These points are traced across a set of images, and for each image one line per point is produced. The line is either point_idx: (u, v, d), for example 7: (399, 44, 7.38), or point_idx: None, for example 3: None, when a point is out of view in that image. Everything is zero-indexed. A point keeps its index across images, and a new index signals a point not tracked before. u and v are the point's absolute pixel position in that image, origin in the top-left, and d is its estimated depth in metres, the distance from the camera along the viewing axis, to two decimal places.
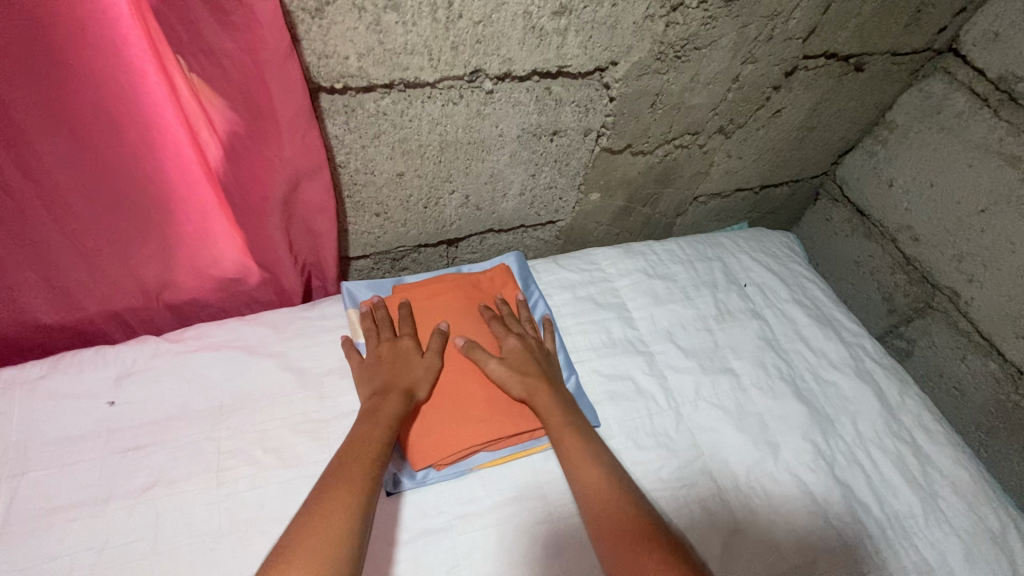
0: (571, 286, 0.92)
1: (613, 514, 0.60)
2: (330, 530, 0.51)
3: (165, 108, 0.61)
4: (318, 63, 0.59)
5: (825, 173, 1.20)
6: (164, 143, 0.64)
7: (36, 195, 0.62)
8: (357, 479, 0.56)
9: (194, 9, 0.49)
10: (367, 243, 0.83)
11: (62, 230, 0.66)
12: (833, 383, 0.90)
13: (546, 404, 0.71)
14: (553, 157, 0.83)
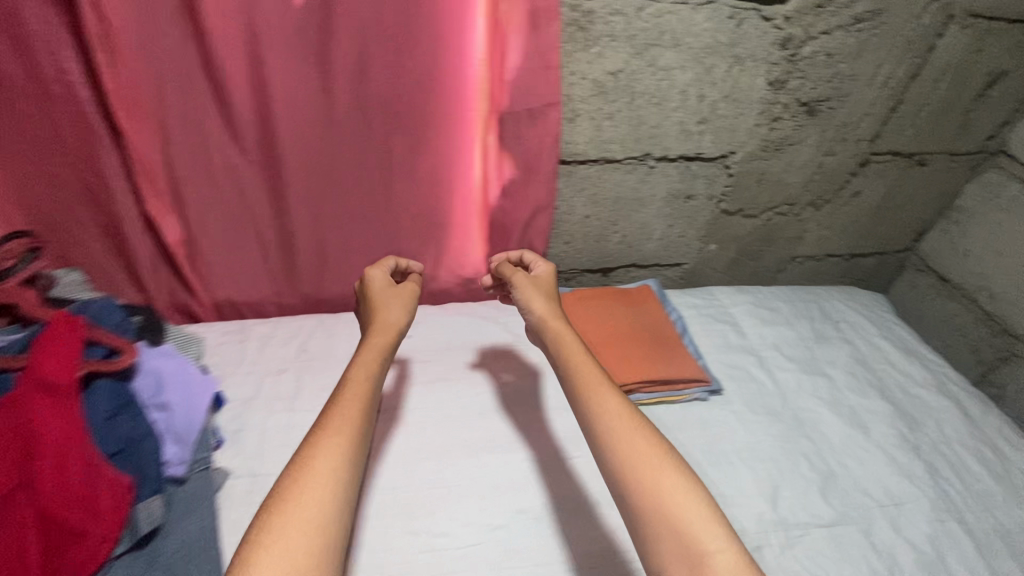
0: (697, 307, 1.25)
1: (617, 429, 0.65)
2: (323, 465, 0.58)
3: (470, 170, 1.10)
4: (564, 145, 1.04)
5: (909, 249, 1.46)
6: (461, 188, 1.12)
7: (389, 210, 1.14)
8: (351, 415, 0.63)
9: (520, 119, 0.97)
10: (554, 263, 1.24)
11: (395, 233, 1.17)
12: (918, 396, 1.11)
13: (554, 333, 0.77)
14: (687, 213, 1.22)
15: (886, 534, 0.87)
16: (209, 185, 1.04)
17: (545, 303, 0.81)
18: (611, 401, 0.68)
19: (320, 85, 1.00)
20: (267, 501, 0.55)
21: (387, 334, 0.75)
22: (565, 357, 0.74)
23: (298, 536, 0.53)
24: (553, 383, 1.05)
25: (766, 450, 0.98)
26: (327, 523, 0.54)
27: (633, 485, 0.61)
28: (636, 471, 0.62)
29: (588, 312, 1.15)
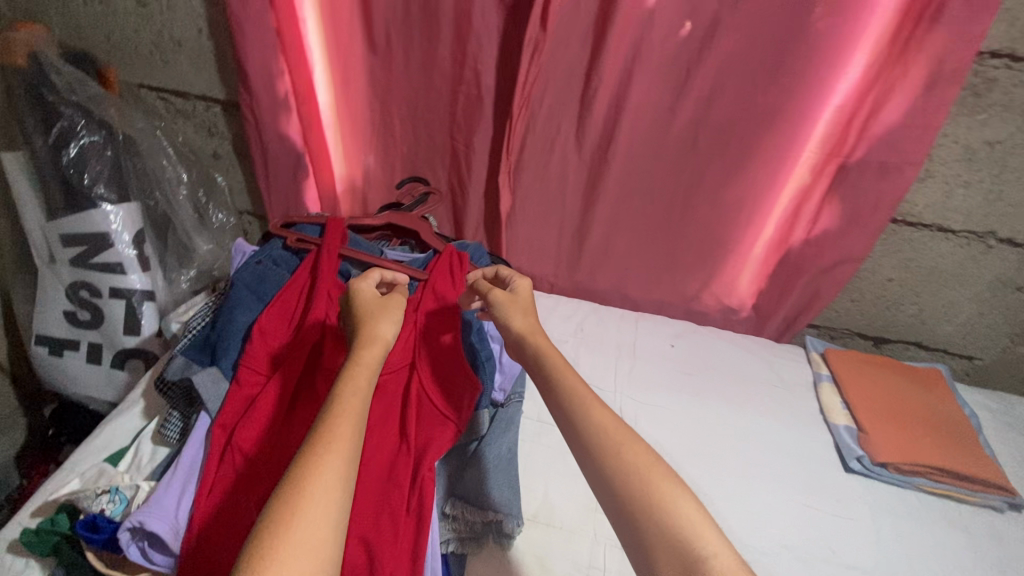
0: (990, 409, 1.13)
1: (617, 437, 0.62)
2: (332, 466, 0.55)
3: (777, 206, 1.11)
4: (903, 205, 1.03)
5: None
6: (760, 221, 1.15)
7: (680, 226, 1.21)
8: (345, 439, 0.58)
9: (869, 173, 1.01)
10: (828, 317, 1.21)
11: (677, 247, 1.23)
12: None
13: (544, 348, 0.73)
14: (1009, 305, 1.10)
15: None
16: (540, 171, 1.21)
17: (526, 320, 0.77)
18: (607, 421, 0.64)
19: (667, 104, 1.10)
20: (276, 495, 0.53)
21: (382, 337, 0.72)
22: (565, 386, 0.68)
23: (316, 536, 0.51)
24: (823, 436, 1.02)
25: None
26: (329, 529, 0.52)
27: (630, 482, 0.58)
28: (637, 474, 0.59)
29: (875, 375, 1.10)
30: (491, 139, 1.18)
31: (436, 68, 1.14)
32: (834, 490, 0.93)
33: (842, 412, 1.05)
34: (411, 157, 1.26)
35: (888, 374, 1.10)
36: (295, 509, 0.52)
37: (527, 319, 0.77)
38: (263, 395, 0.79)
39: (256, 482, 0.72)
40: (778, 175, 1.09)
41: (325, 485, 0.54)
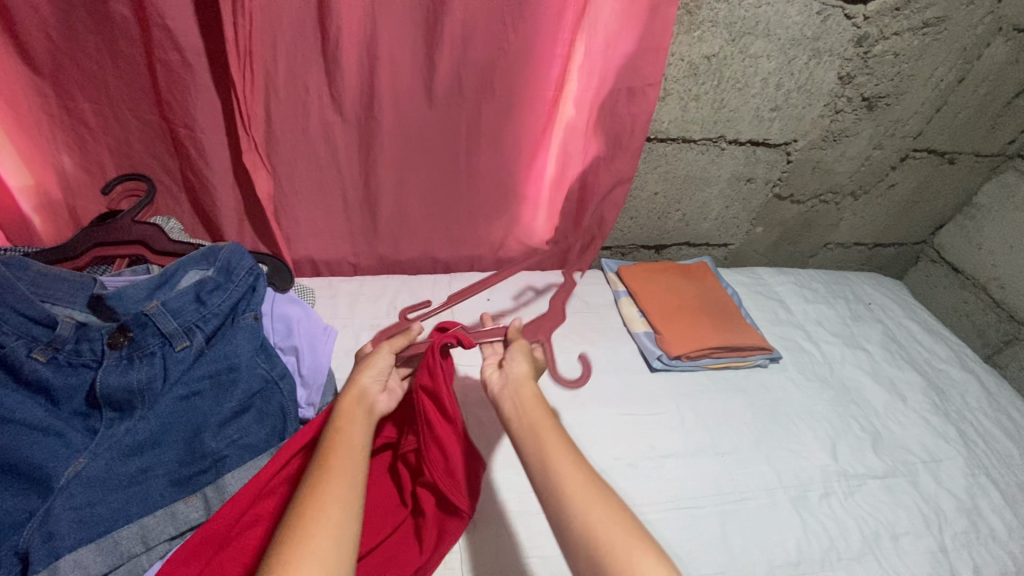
0: (744, 284, 1.36)
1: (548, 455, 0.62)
2: (338, 498, 0.55)
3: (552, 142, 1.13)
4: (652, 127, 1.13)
5: (925, 241, 1.58)
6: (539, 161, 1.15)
7: (465, 178, 1.15)
8: (346, 466, 0.59)
9: (620, 105, 1.07)
10: (615, 237, 1.33)
11: (469, 201, 1.18)
12: (944, 370, 1.24)
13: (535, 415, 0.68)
14: (744, 195, 1.30)
15: (927, 483, 0.99)
16: (299, 144, 1.04)
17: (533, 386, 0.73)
18: (567, 458, 0.61)
19: (416, 53, 0.98)
20: (280, 533, 0.52)
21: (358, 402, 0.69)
22: (534, 431, 0.65)
23: (330, 568, 0.50)
24: (629, 346, 1.13)
25: (822, 412, 1.08)
26: (343, 553, 0.52)
27: (566, 514, 0.57)
28: (584, 509, 0.56)
29: (660, 278, 1.23)
30: (222, 116, 0.96)
31: (112, 32, 0.86)
32: (649, 390, 1.05)
33: (639, 320, 1.17)
34: (125, 151, 0.99)
35: (665, 274, 1.25)
36: (307, 530, 0.51)
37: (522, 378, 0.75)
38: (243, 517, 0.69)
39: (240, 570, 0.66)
40: (546, 114, 1.08)
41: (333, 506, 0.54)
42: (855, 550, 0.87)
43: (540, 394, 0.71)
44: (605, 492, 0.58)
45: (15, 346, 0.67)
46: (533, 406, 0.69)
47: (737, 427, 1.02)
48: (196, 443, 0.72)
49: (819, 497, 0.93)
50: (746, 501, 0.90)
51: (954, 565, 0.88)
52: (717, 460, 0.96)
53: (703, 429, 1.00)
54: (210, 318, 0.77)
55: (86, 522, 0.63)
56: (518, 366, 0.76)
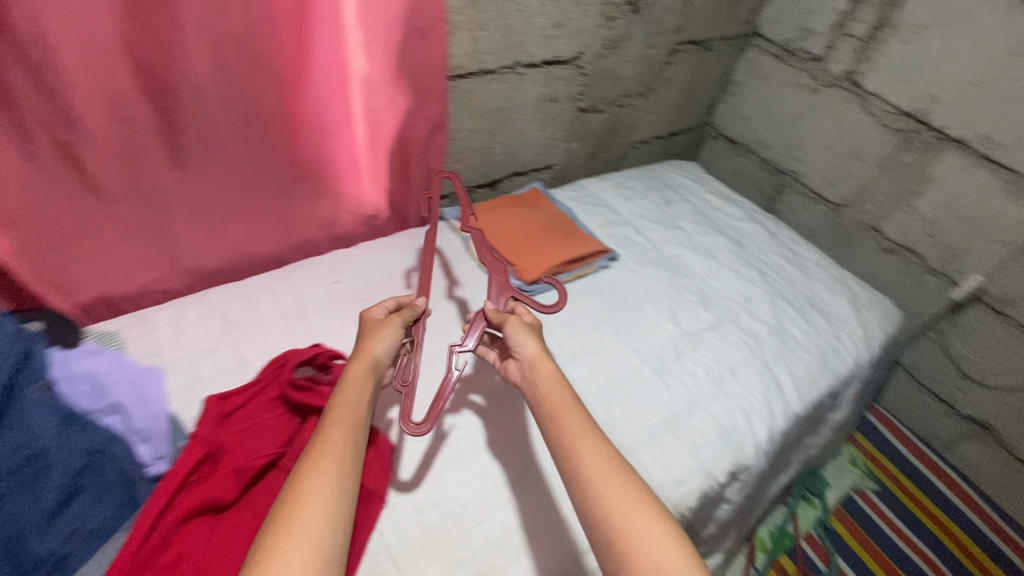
0: (573, 198, 1.46)
1: (573, 448, 0.70)
2: (331, 466, 0.63)
3: (353, 102, 1.02)
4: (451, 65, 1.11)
5: (706, 122, 1.82)
6: (344, 127, 1.05)
7: (266, 161, 1.03)
8: (336, 444, 0.65)
9: (412, 48, 1.03)
10: (447, 183, 1.32)
11: (278, 184, 1.07)
12: (739, 226, 1.48)
13: (552, 399, 0.75)
14: (553, 115, 1.37)
15: (745, 318, 1.20)
16: (25, 170, 0.81)
17: (546, 363, 0.79)
18: (592, 445, 0.70)
19: (143, 30, 0.80)
20: (281, 497, 0.60)
21: (365, 372, 0.74)
22: (555, 426, 0.72)
23: (319, 530, 0.57)
24: (489, 284, 1.16)
25: (661, 290, 1.24)
26: (329, 512, 0.59)
27: (589, 498, 0.66)
28: (604, 493, 0.65)
29: (500, 214, 1.28)
30: None
31: None
32: None
33: (491, 257, 1.19)
34: None
35: (504, 209, 1.29)
36: (293, 511, 0.58)
37: (539, 360, 0.79)
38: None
39: None
40: (334, 74, 0.98)
41: (316, 489, 0.60)
42: (709, 392, 1.04)
43: (562, 378, 0.77)
44: (626, 479, 0.67)
45: None
46: (560, 396, 0.75)
47: (599, 326, 1.12)
48: (19, 550, 0.61)
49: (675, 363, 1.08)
50: (621, 385, 1.01)
51: (777, 375, 1.10)
52: (589, 360, 1.05)
53: (571, 337, 1.09)
54: None
55: None
56: (528, 351, 0.80)
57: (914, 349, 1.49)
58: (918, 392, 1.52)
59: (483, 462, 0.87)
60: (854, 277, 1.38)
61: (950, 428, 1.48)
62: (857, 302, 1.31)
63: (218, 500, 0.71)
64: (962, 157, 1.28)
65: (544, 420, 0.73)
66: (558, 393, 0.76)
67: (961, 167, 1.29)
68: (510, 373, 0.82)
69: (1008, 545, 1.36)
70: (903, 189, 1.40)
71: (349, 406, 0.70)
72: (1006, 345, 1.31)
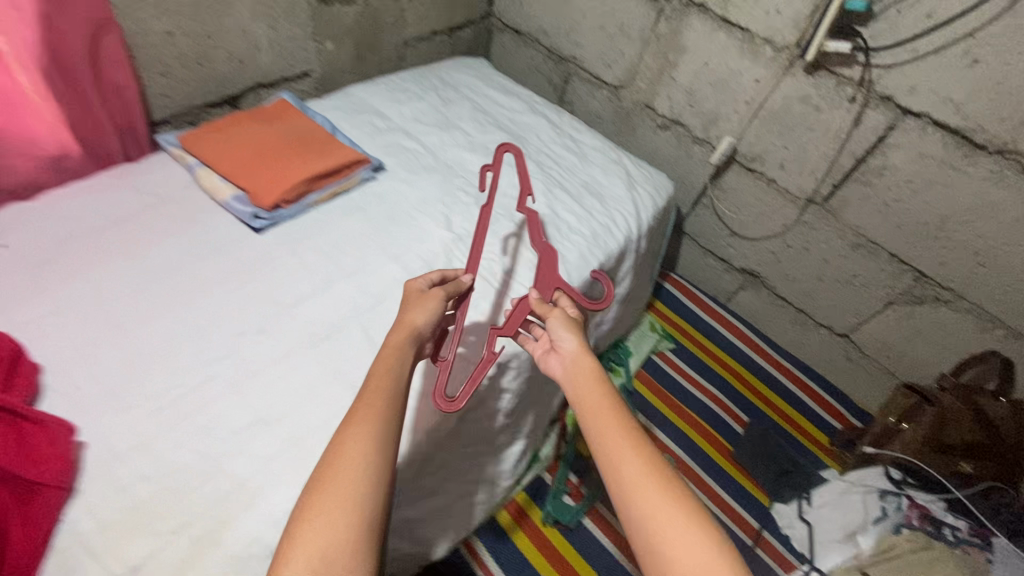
0: (336, 108, 1.28)
1: (613, 449, 0.60)
2: (357, 448, 0.56)
3: None
4: None
5: (488, 14, 1.71)
6: None
7: None
8: (349, 463, 0.55)
9: None
10: (164, 105, 1.12)
11: None
12: (522, 120, 1.43)
13: (588, 394, 0.65)
14: (282, 10, 1.18)
15: (521, 211, 1.18)
16: None
17: (586, 357, 0.69)
18: (630, 448, 0.60)
19: None
20: (288, 519, 0.53)
21: (405, 338, 0.67)
22: (595, 425, 0.62)
23: (319, 555, 0.50)
24: (224, 219, 0.99)
25: (435, 196, 1.15)
26: (356, 503, 0.54)
27: (631, 512, 0.57)
28: (640, 504, 0.56)
29: (231, 134, 1.08)
30: None
31: None
32: (260, 251, 0.96)
33: (224, 185, 1.02)
34: None
35: (237, 129, 1.10)
36: (293, 548, 0.51)
37: (575, 355, 0.70)
38: None
39: None
40: None
41: (315, 530, 0.52)
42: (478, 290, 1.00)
43: (602, 374, 0.67)
44: (663, 481, 0.58)
45: None
46: (596, 383, 0.66)
47: (360, 243, 1.02)
48: None
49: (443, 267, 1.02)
50: (382, 301, 0.94)
51: None
52: (348, 282, 0.95)
53: (327, 261, 0.98)
54: None
55: None
56: (568, 345, 0.71)
57: (694, 216, 1.61)
58: (703, 255, 1.67)
59: (210, 415, 0.76)
60: (629, 157, 1.43)
61: (729, 282, 1.65)
62: (630, 180, 1.35)
63: None
64: (705, 21, 1.31)
65: (579, 414, 0.64)
66: (603, 395, 0.65)
67: (705, 32, 1.32)
68: (545, 363, 0.73)
69: (778, 370, 1.59)
70: (664, 62, 1.43)
71: (390, 371, 0.64)
72: (758, 199, 1.45)
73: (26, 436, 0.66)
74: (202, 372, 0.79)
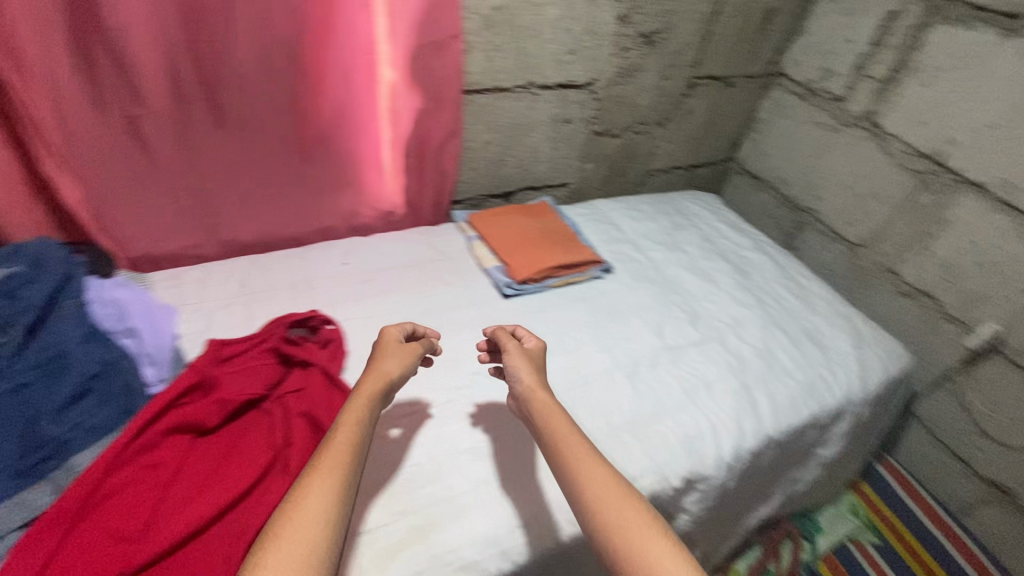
0: (584, 214, 1.52)
1: (584, 465, 0.73)
2: (319, 502, 0.63)
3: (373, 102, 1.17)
4: (466, 84, 1.25)
5: (730, 158, 1.84)
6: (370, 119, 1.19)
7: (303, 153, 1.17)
8: (336, 465, 0.67)
9: (429, 59, 1.16)
10: (463, 190, 1.44)
11: (309, 175, 1.20)
12: (747, 256, 1.49)
13: (544, 411, 0.81)
14: (567, 135, 1.46)
15: (733, 340, 1.20)
16: (102, 138, 0.98)
17: (534, 375, 0.86)
18: (604, 474, 0.72)
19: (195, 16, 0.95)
20: (278, 513, 0.62)
21: (376, 386, 0.78)
22: (572, 469, 0.73)
23: (308, 531, 0.60)
24: (482, 282, 1.24)
25: (654, 306, 1.25)
26: (328, 498, 0.64)
27: (607, 529, 0.66)
28: (620, 522, 0.66)
29: (503, 220, 1.36)
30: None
31: None
32: (506, 314, 1.16)
33: (490, 257, 1.28)
34: None
35: (510, 216, 1.38)
36: (295, 525, 0.60)
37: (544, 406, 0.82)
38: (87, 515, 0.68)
39: (82, 550, 0.65)
40: (361, 75, 1.12)
41: (311, 511, 0.62)
42: (678, 399, 1.04)
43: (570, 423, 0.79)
44: (628, 504, 0.68)
45: None
46: (557, 420, 0.79)
47: (582, 329, 1.16)
48: (33, 432, 0.70)
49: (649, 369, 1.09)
50: (589, 384, 1.03)
51: (754, 396, 1.09)
52: (566, 359, 1.08)
53: (551, 335, 1.13)
54: (27, 310, 0.77)
55: None
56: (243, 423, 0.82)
57: (930, 399, 1.40)
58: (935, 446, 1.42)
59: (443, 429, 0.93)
60: (861, 316, 1.35)
61: (968, 492, 1.35)
62: (858, 339, 1.28)
63: (200, 424, 0.81)
64: (979, 200, 1.24)
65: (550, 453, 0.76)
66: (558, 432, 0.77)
67: (978, 210, 1.25)
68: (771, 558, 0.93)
69: None
70: (919, 231, 1.37)
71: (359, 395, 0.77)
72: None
73: (335, 404, 0.90)
74: (444, 395, 0.98)
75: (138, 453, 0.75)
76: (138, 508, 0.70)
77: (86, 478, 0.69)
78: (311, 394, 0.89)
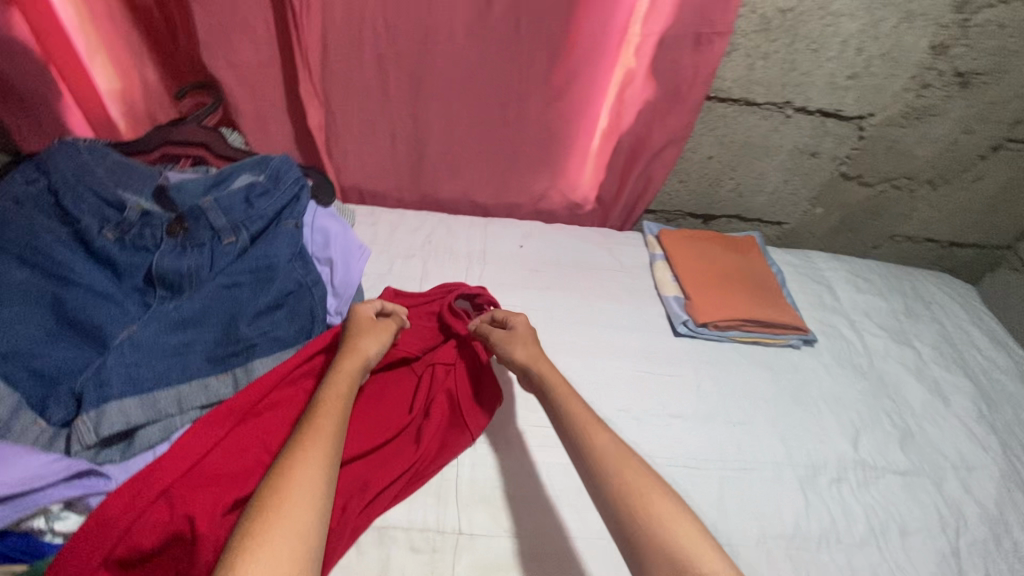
0: (793, 265, 1.29)
1: (580, 420, 0.70)
2: (311, 473, 0.58)
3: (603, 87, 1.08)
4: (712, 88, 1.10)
5: (1010, 247, 1.41)
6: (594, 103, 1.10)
7: (515, 126, 1.13)
8: (326, 435, 0.63)
9: (681, 54, 1.03)
10: (662, 201, 1.30)
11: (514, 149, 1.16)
12: (1000, 381, 1.15)
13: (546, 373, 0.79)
14: (806, 170, 1.23)
15: (952, 484, 0.93)
16: (354, 71, 1.04)
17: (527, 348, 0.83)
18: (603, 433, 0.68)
19: None
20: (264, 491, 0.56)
21: (355, 366, 0.74)
22: (577, 426, 0.70)
23: (305, 511, 0.54)
24: (656, 308, 1.12)
25: (854, 405, 1.02)
26: (318, 479, 0.58)
27: (617, 488, 0.62)
28: (631, 484, 0.62)
29: (699, 246, 1.20)
30: (278, 35, 0.99)
31: None
32: (673, 353, 1.03)
33: (672, 284, 1.15)
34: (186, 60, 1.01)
35: (708, 243, 1.21)
36: (283, 496, 0.55)
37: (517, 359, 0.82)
38: (252, 418, 0.74)
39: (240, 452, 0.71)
40: (603, 56, 1.04)
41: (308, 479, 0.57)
42: (858, 537, 0.83)
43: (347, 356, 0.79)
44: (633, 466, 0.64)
45: (90, 224, 0.79)
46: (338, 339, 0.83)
47: (758, 401, 0.98)
48: (232, 328, 0.78)
49: (829, 482, 0.89)
50: (749, 471, 0.87)
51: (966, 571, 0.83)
52: (728, 431, 0.92)
53: (717, 395, 0.98)
54: (255, 219, 0.85)
55: (132, 379, 0.70)
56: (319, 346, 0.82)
57: None
58: None
59: None
60: None
61: None
62: None
63: None
64: None
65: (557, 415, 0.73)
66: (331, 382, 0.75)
67: None
68: None
69: None
70: None
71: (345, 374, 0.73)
72: None
73: (480, 391, 0.87)
74: None
75: (304, 377, 0.80)
76: (292, 426, 0.75)
77: (258, 385, 0.75)
78: (461, 373, 0.88)
